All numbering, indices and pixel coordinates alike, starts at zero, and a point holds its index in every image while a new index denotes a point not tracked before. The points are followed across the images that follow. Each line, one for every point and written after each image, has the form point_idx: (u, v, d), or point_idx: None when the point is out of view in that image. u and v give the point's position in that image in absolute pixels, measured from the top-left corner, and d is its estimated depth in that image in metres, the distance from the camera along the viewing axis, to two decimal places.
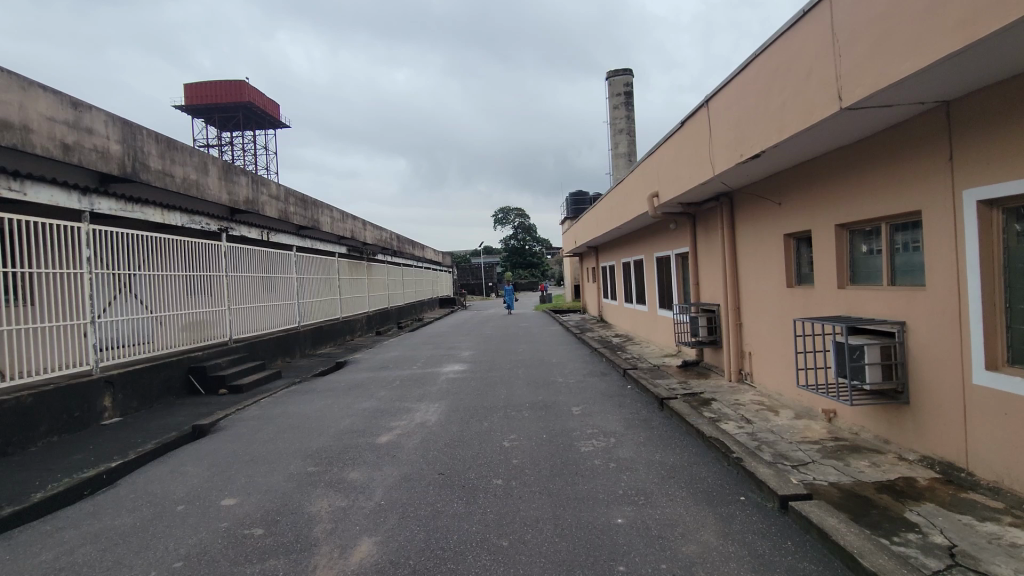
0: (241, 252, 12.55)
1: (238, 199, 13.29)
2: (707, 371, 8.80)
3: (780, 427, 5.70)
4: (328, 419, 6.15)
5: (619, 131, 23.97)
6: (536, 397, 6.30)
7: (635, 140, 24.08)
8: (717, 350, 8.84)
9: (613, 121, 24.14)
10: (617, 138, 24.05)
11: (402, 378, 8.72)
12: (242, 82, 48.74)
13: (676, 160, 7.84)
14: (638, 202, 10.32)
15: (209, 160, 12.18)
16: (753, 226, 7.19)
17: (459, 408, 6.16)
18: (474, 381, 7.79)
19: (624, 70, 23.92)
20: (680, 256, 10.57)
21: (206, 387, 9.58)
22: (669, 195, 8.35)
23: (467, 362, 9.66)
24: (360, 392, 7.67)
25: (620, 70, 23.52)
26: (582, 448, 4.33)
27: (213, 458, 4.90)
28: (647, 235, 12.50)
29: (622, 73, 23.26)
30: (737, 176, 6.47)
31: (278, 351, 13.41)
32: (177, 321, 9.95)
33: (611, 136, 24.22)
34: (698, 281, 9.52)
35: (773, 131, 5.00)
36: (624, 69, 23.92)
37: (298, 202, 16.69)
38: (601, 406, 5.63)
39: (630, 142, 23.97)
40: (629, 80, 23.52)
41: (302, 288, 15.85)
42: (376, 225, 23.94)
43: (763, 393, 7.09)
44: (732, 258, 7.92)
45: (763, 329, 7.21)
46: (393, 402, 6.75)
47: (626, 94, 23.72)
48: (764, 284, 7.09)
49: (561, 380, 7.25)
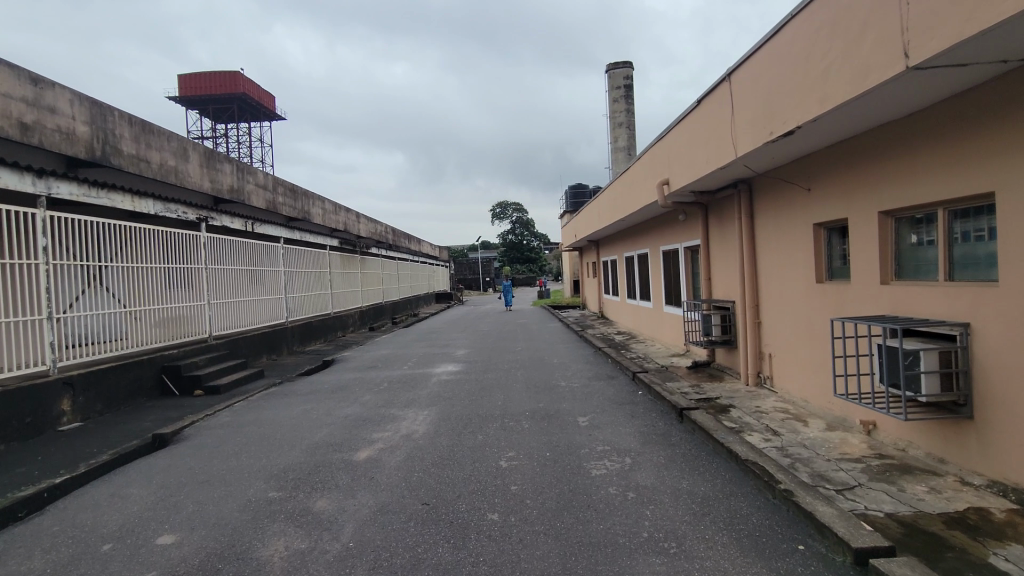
0: (223, 243, 11.86)
1: (221, 188, 12.60)
2: (720, 373, 8.15)
3: (813, 440, 5.06)
4: (304, 428, 5.49)
5: (619, 124, 23.31)
6: (537, 404, 5.65)
7: (635, 134, 23.40)
8: (731, 350, 8.19)
9: (613, 114, 23.46)
10: (617, 132, 23.36)
11: (391, 379, 8.05)
12: (239, 74, 47.83)
13: (690, 143, 7.18)
14: (645, 191, 9.64)
15: (189, 145, 11.47)
16: (776, 215, 6.54)
17: (450, 417, 5.50)
18: (469, 384, 7.12)
19: (625, 62, 23.20)
20: (689, 250, 9.94)
21: (180, 387, 8.90)
22: (681, 181, 7.67)
23: (462, 362, 8.99)
24: (344, 396, 7.01)
25: (621, 62, 22.81)
26: (592, 472, 3.67)
27: (163, 477, 4.22)
28: (652, 228, 11.82)
29: (622, 65, 22.58)
30: (761, 158, 5.81)
31: (263, 348, 12.74)
32: (151, 316, 9.27)
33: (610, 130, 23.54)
34: (709, 276, 8.87)
35: (814, 101, 4.35)
36: (625, 60, 23.21)
37: (287, 192, 15.98)
38: (611, 417, 4.97)
39: (630, 135, 23.29)
40: (630, 72, 22.82)
41: (289, 282, 15.17)
42: (370, 218, 23.23)
43: (786, 400, 6.45)
44: (750, 251, 7.26)
45: (786, 329, 6.57)
46: (378, 409, 6.08)
47: (626, 86, 22.99)
48: (787, 279, 6.44)
49: (564, 384, 6.59)
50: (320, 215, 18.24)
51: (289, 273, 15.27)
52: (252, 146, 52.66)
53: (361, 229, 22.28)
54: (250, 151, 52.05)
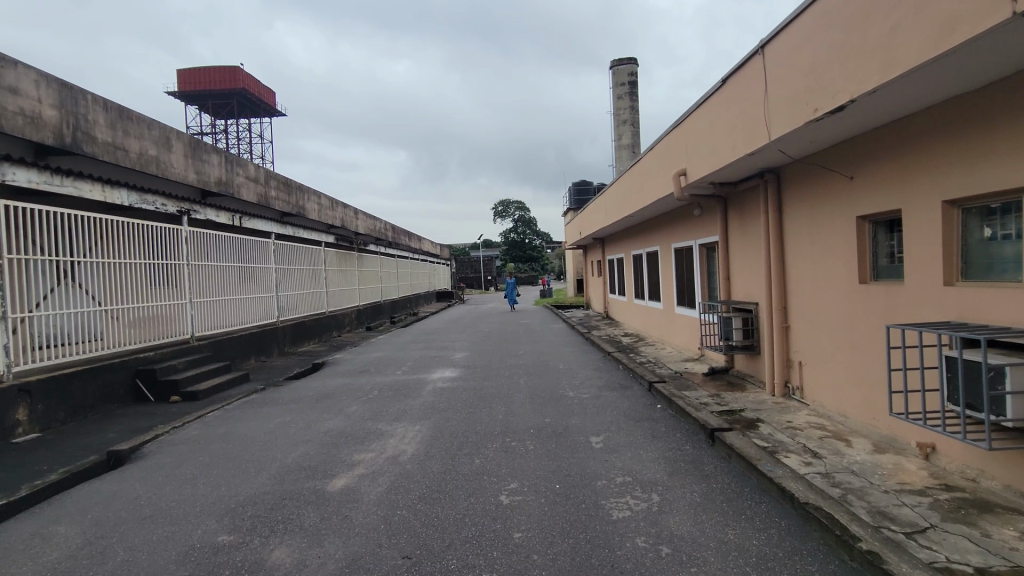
0: (209, 238, 11.20)
1: (208, 180, 11.95)
2: (741, 381, 7.47)
3: (862, 465, 4.37)
4: (278, 446, 4.83)
5: (622, 122, 22.61)
6: (543, 420, 4.98)
7: (639, 132, 22.70)
8: (753, 357, 7.52)
9: (617, 111, 22.78)
10: (620, 129, 22.66)
11: (382, 386, 7.41)
12: (237, 69, 47.18)
13: (712, 128, 6.49)
14: (659, 182, 8.94)
15: (172, 134, 10.84)
16: (809, 208, 5.88)
17: (444, 433, 4.83)
18: (466, 393, 6.46)
19: (629, 58, 22.48)
20: (704, 247, 9.29)
21: (155, 393, 8.24)
22: (701, 170, 6.99)
23: (461, 367, 8.33)
24: (328, 405, 6.35)
25: (626, 57, 22.10)
26: (613, 514, 2.99)
27: (101, 511, 3.56)
28: (664, 224, 11.12)
29: (626, 60, 21.91)
30: (799, 142, 5.13)
31: (251, 349, 12.08)
32: (128, 316, 8.61)
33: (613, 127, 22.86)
34: (728, 276, 8.21)
35: (875, 69, 3.68)
36: (629, 56, 22.50)
37: (280, 185, 15.31)
38: (629, 437, 4.30)
39: (634, 133, 22.60)
40: (635, 68, 22.15)
41: (281, 280, 14.51)
42: (368, 214, 22.59)
43: (820, 414, 5.77)
44: (778, 249, 6.58)
45: (820, 335, 5.90)
46: (364, 422, 5.41)
47: (630, 83, 22.29)
48: (822, 280, 5.77)
49: (572, 395, 5.92)
50: (316, 211, 17.59)
51: (282, 270, 14.62)
52: (253, 142, 52.05)
53: (359, 226, 21.63)
54: (251, 147, 51.45)
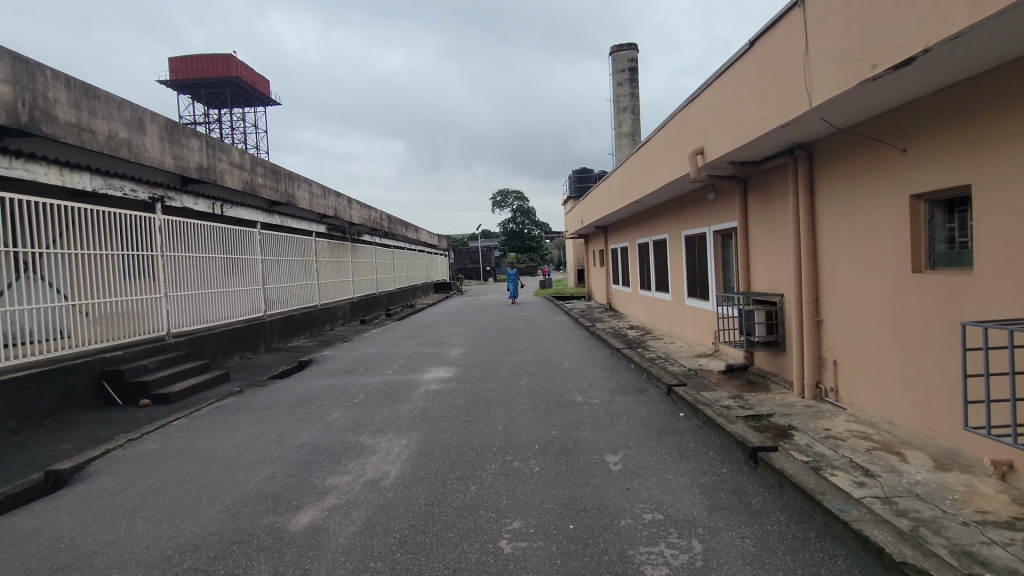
0: (190, 227, 10.50)
1: (188, 165, 11.25)
2: (764, 381, 6.79)
3: (927, 487, 3.70)
4: (242, 464, 4.16)
5: (622, 109, 21.81)
6: (549, 432, 4.32)
7: (640, 119, 21.93)
8: (776, 354, 6.85)
9: (617, 98, 21.99)
10: (621, 116, 21.88)
11: (371, 388, 6.75)
12: (230, 57, 46.22)
13: (738, 99, 5.80)
14: (671, 163, 8.24)
15: (145, 115, 10.13)
16: (850, 187, 5.19)
17: (434, 449, 4.17)
18: (462, 397, 5.79)
19: (629, 43, 21.70)
20: (720, 234, 8.65)
21: (124, 396, 7.56)
22: (723, 147, 6.29)
23: (457, 366, 7.65)
24: (307, 412, 5.68)
25: (625, 44, 21.33)
26: (644, 573, 2.32)
27: (8, 559, 2.89)
28: (674, 209, 10.42)
29: (626, 46, 21.20)
30: (845, 108, 4.43)
31: (235, 346, 11.39)
32: (98, 312, 7.91)
33: (614, 115, 22.08)
34: (748, 265, 7.54)
35: (962, 7, 2.98)
36: (630, 41, 21.72)
37: (267, 172, 14.61)
38: (653, 457, 3.64)
39: (634, 121, 21.86)
40: (635, 55, 21.43)
41: (269, 271, 13.81)
42: (362, 203, 21.86)
43: (861, 421, 5.10)
44: (809, 234, 5.89)
45: (860, 332, 5.23)
46: (345, 434, 4.75)
47: (630, 69, 21.52)
48: (864, 269, 5.09)
49: (581, 400, 5.26)
50: (306, 199, 16.89)
51: (269, 261, 13.92)
52: (247, 131, 51.14)
53: (353, 215, 20.90)
54: (245, 137, 50.52)
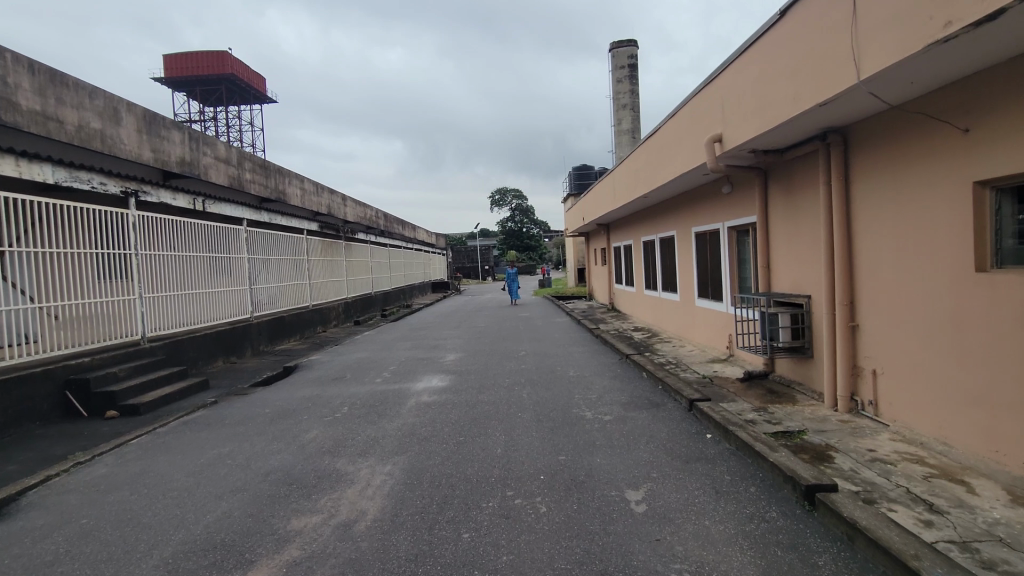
0: (171, 223, 9.85)
1: (168, 158, 10.64)
2: (789, 392, 6.19)
3: (1009, 528, 3.09)
4: (198, 499, 3.54)
5: (622, 106, 21.20)
6: (557, 459, 3.70)
7: (640, 116, 21.32)
8: (801, 361, 6.25)
9: (617, 95, 21.35)
10: (620, 114, 21.27)
11: (357, 399, 6.12)
12: (225, 53, 45.51)
13: (765, 77, 5.20)
14: (684, 153, 7.64)
15: (120, 104, 9.51)
16: (897, 174, 4.60)
17: (422, 480, 3.55)
18: (456, 411, 5.17)
19: (630, 38, 21.09)
20: (735, 230, 8.08)
21: (89, 407, 6.90)
22: (747, 132, 5.69)
23: (451, 374, 7.03)
24: (282, 428, 5.05)
25: (625, 39, 20.71)
26: None
27: None
28: (684, 204, 9.79)
29: (626, 42, 20.62)
30: (900, 81, 3.84)
31: (219, 349, 10.74)
32: (66, 314, 7.27)
33: (613, 112, 21.47)
34: (769, 264, 6.93)
35: None
36: (630, 36, 21.10)
37: (255, 168, 13.98)
38: (683, 495, 3.02)
39: (634, 118, 21.25)
40: (635, 51, 20.87)
41: (256, 271, 13.19)
42: (357, 200, 21.22)
43: (909, 440, 4.49)
44: (844, 229, 5.29)
45: (908, 338, 4.63)
46: (321, 458, 4.14)
47: (630, 66, 20.93)
48: (913, 268, 4.51)
49: (590, 417, 4.64)
50: (297, 196, 16.28)
51: (258, 261, 13.30)
52: (243, 130, 50.48)
53: (347, 213, 20.29)
54: (240, 135, 49.80)
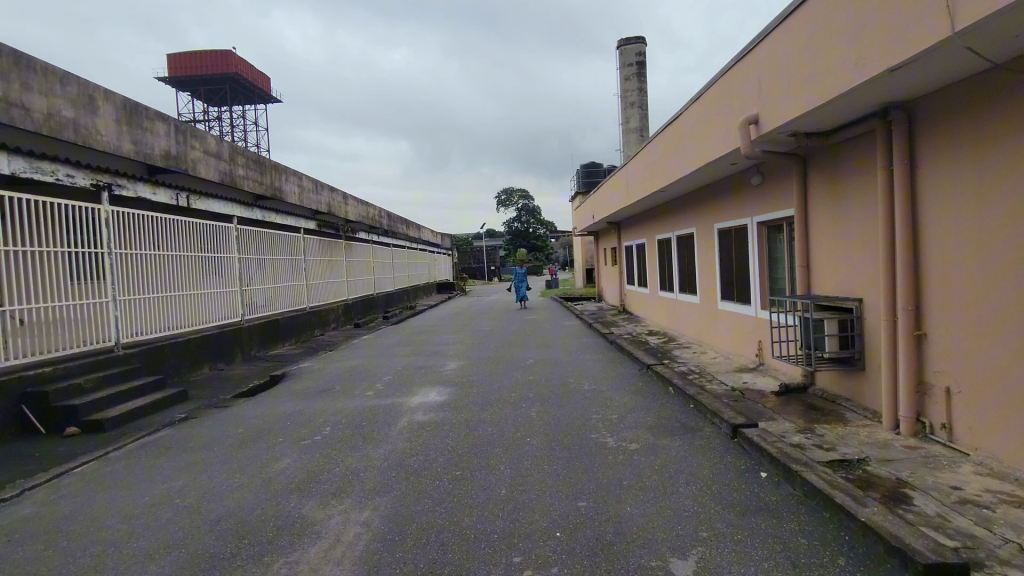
0: (151, 220, 9.13)
1: (150, 151, 9.94)
2: (836, 409, 5.41)
3: None
4: (125, 559, 2.80)
5: (630, 104, 20.43)
6: (577, 507, 2.94)
7: (648, 115, 20.54)
8: (849, 374, 5.47)
9: (624, 93, 20.57)
10: (628, 112, 20.49)
11: (343, 416, 5.36)
12: (229, 53, 44.97)
13: (822, 40, 4.43)
14: (710, 139, 6.86)
15: (96, 92, 8.81)
16: (984, 154, 3.84)
17: (408, 535, 2.80)
18: (453, 436, 4.40)
19: (638, 34, 20.29)
20: (766, 226, 7.31)
21: (48, 424, 6.17)
22: (793, 108, 4.92)
23: (451, 387, 6.26)
24: (248, 456, 4.30)
25: (633, 37, 19.94)
26: None
27: None
28: (706, 199, 9.00)
29: (635, 40, 19.86)
30: (1009, 31, 3.06)
31: (205, 355, 10.03)
32: (29, 319, 6.56)
33: (621, 110, 20.69)
34: (807, 263, 6.15)
35: None
36: (638, 32, 20.30)
37: (249, 163, 13.31)
38: (750, 573, 2.25)
39: (642, 116, 20.48)
40: (643, 48, 20.10)
41: (249, 271, 12.48)
42: (358, 199, 20.52)
43: (1000, 474, 3.71)
44: (908, 221, 4.51)
45: (995, 350, 3.85)
46: (289, 498, 3.39)
47: (638, 64, 20.13)
48: (1004, 264, 3.74)
49: (613, 445, 3.88)
50: (294, 193, 15.59)
51: (251, 261, 12.61)
52: (248, 130, 49.94)
53: (347, 211, 19.57)
54: (245, 134, 49.27)
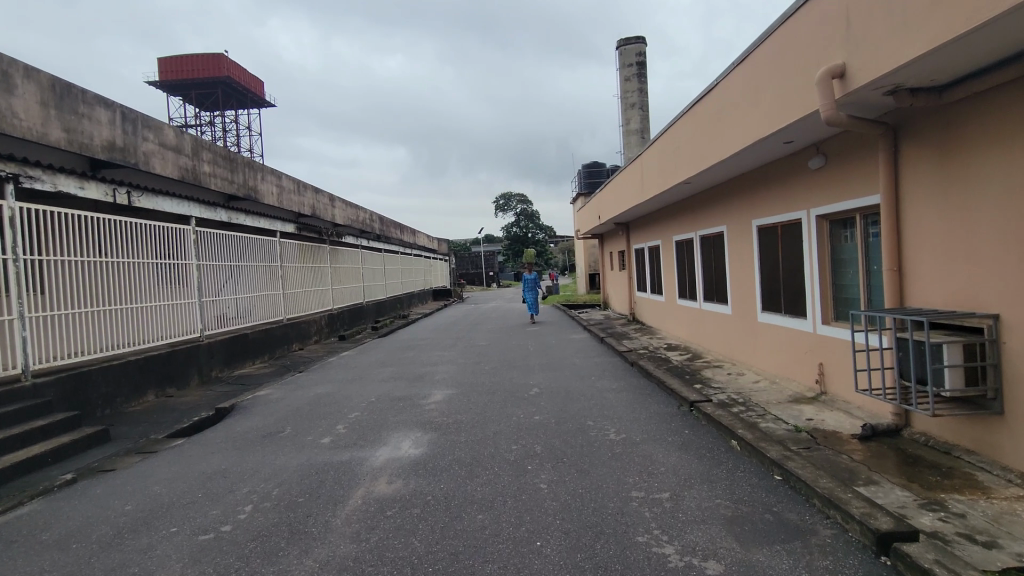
0: (85, 221, 7.60)
1: (86, 140, 8.44)
2: (958, 467, 3.92)
3: None
4: None
5: (630, 105, 19.00)
6: None
7: (650, 117, 19.10)
8: (975, 419, 3.99)
9: (623, 94, 19.14)
10: (628, 114, 19.05)
11: (279, 482, 3.86)
12: (219, 56, 43.57)
13: None
14: (762, 108, 5.39)
15: (10, 66, 7.31)
16: None
17: None
18: (426, 531, 2.92)
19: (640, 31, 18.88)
20: (826, 221, 5.84)
21: None
22: (913, 46, 3.44)
23: (432, 433, 4.76)
24: (107, 570, 2.79)
25: (633, 35, 18.57)
26: None
27: None
28: (745, 189, 7.52)
29: (636, 39, 18.48)
30: None
31: (151, 380, 8.52)
32: None
33: (620, 112, 19.24)
34: (901, 267, 4.64)
35: None
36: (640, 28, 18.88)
37: (216, 160, 11.83)
38: None
39: (644, 117, 19.05)
40: (644, 48, 18.68)
41: (213, 278, 10.97)
42: (346, 202, 19.02)
43: None
44: None
45: None
46: None
47: (639, 63, 18.69)
48: None
49: (678, 564, 2.40)
50: (271, 194, 14.12)
51: (216, 267, 11.10)
52: (241, 135, 48.57)
53: (333, 215, 18.09)
54: (236, 139, 47.90)
